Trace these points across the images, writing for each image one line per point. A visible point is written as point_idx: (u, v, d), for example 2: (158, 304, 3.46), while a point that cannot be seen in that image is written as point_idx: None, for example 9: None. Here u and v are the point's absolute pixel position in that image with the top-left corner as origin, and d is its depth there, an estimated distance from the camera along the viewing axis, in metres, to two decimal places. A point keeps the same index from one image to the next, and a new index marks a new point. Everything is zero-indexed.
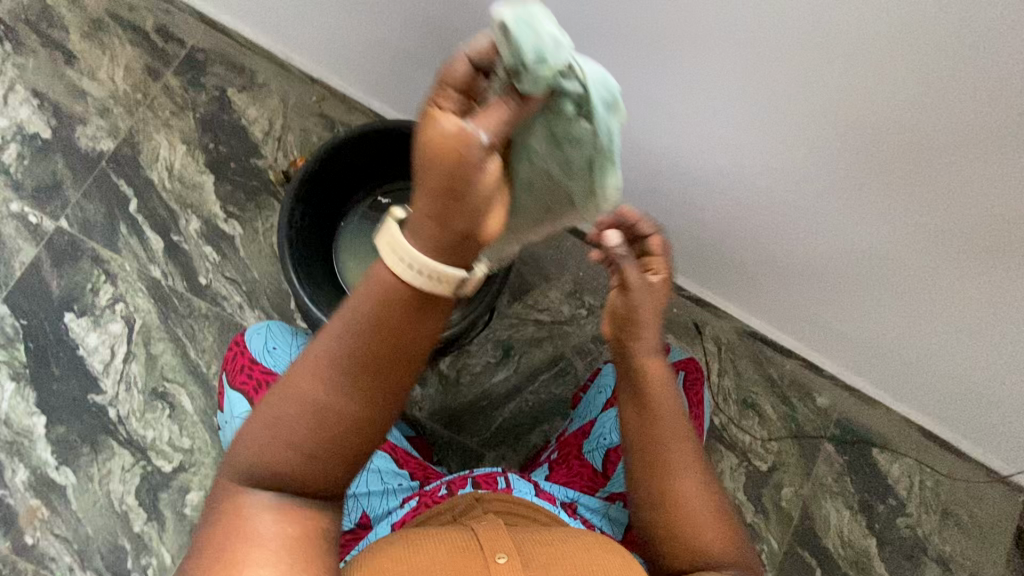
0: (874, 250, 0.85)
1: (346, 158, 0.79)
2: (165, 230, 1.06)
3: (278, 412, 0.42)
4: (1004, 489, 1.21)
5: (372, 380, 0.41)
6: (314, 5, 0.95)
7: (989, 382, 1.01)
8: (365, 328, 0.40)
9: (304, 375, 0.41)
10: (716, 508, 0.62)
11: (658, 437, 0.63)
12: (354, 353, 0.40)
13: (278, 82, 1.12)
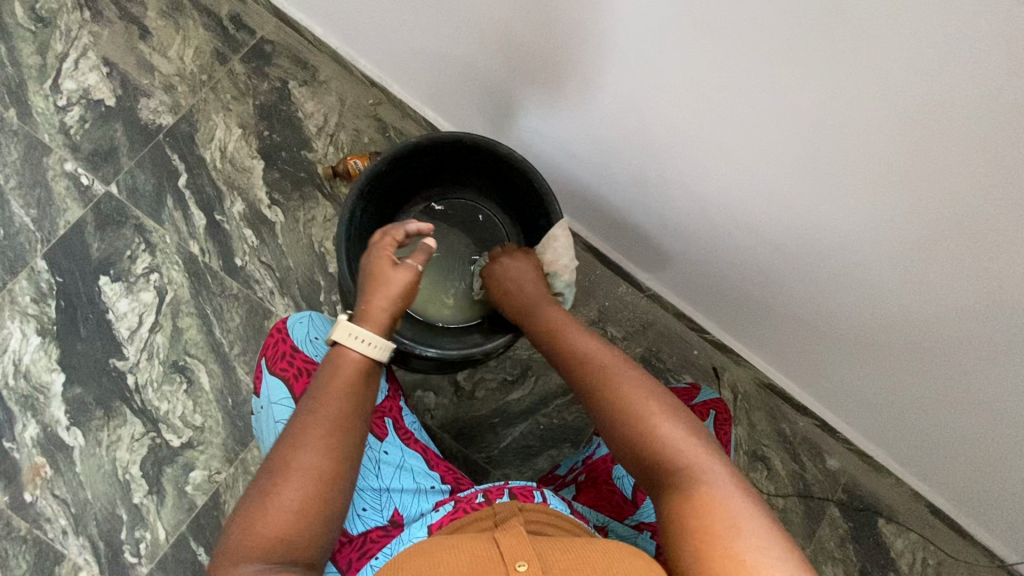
0: (907, 319, 0.86)
1: (412, 160, 0.81)
2: (210, 208, 1.08)
3: (271, 489, 0.56)
4: None
5: (344, 436, 0.60)
6: (388, 14, 0.98)
7: (1005, 467, 1.00)
8: (334, 402, 0.61)
9: (290, 451, 0.58)
10: (684, 431, 0.59)
11: (593, 383, 0.64)
12: (331, 419, 0.60)
13: (339, 81, 1.15)
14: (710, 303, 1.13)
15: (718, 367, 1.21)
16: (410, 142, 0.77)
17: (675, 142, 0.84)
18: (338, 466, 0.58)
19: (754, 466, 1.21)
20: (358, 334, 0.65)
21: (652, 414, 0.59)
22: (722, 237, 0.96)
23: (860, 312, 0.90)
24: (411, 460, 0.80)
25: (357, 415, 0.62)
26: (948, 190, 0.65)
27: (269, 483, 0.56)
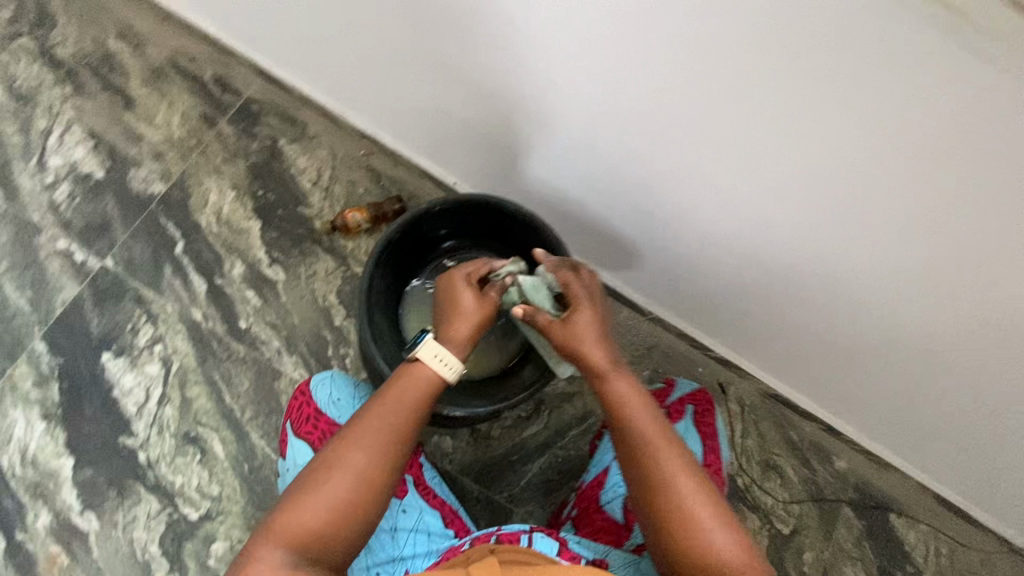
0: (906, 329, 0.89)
1: (422, 223, 0.83)
2: (210, 273, 1.08)
3: (326, 481, 0.59)
4: (1017, 559, 1.23)
5: (402, 452, 0.62)
6: (375, 71, 1.00)
7: (1006, 457, 1.04)
8: (402, 416, 0.63)
9: (353, 450, 0.60)
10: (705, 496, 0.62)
11: (653, 469, 0.63)
12: (394, 432, 0.62)
13: (329, 135, 1.16)
14: (712, 322, 1.16)
15: (723, 382, 1.24)
16: (427, 206, 0.80)
17: (671, 184, 0.87)
18: (391, 477, 0.61)
19: (767, 476, 1.24)
20: (442, 358, 0.66)
21: (702, 519, 0.60)
22: (720, 264, 0.98)
23: (857, 325, 0.94)
24: (428, 520, 0.81)
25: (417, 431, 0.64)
26: (933, 229, 0.68)
27: (326, 473, 0.59)
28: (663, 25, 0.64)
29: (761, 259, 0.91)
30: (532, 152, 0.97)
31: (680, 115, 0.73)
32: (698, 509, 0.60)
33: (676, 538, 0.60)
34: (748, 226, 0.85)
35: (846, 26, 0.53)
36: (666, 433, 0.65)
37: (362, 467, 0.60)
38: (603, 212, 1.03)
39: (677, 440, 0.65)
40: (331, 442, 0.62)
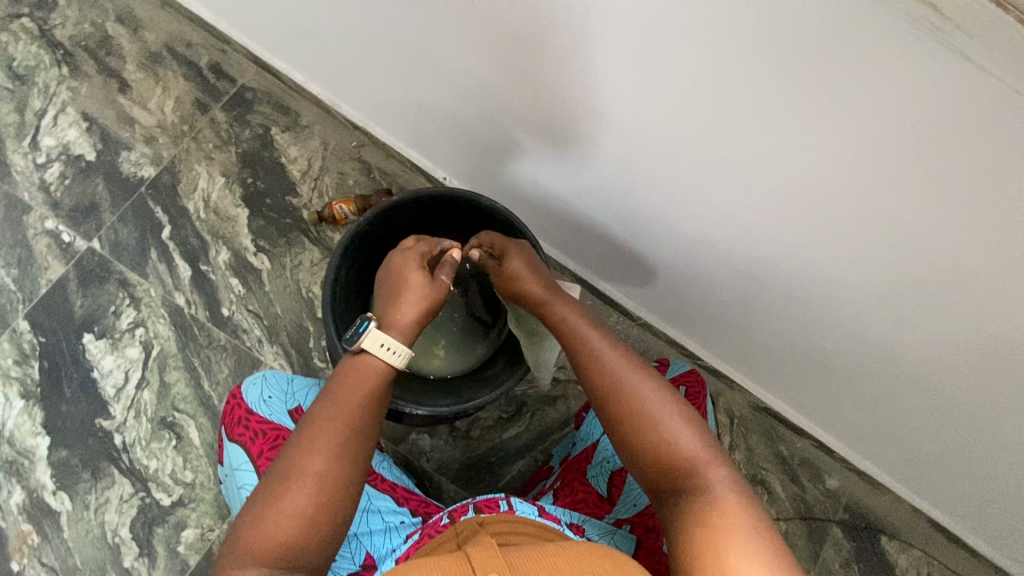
0: (898, 356, 0.85)
1: (393, 218, 0.83)
2: (195, 259, 1.08)
3: (284, 493, 0.56)
4: None
5: (357, 444, 0.61)
6: (365, 62, 0.98)
7: (1005, 488, 1.00)
8: (353, 410, 0.62)
9: (306, 455, 0.58)
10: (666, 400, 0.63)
11: (613, 382, 0.64)
12: (348, 427, 0.61)
13: (321, 125, 1.16)
14: (703, 331, 1.13)
15: (713, 393, 1.21)
16: (394, 198, 0.79)
17: (655, 190, 0.83)
18: (348, 475, 0.59)
19: (754, 491, 1.20)
20: (386, 344, 0.67)
21: (667, 421, 0.61)
22: (708, 274, 0.95)
23: (848, 344, 0.90)
24: (378, 502, 0.80)
25: (370, 424, 0.63)
26: (925, 253, 0.63)
27: (284, 486, 0.56)
28: (619, 39, 0.62)
29: (754, 271, 0.87)
30: (518, 150, 0.94)
31: (649, 122, 0.71)
32: (661, 414, 0.62)
33: (646, 445, 0.61)
34: (737, 235, 0.81)
35: (805, 46, 0.50)
36: (623, 351, 0.67)
37: (318, 470, 0.57)
38: (591, 216, 0.99)
39: (635, 356, 0.67)
40: (284, 454, 0.60)
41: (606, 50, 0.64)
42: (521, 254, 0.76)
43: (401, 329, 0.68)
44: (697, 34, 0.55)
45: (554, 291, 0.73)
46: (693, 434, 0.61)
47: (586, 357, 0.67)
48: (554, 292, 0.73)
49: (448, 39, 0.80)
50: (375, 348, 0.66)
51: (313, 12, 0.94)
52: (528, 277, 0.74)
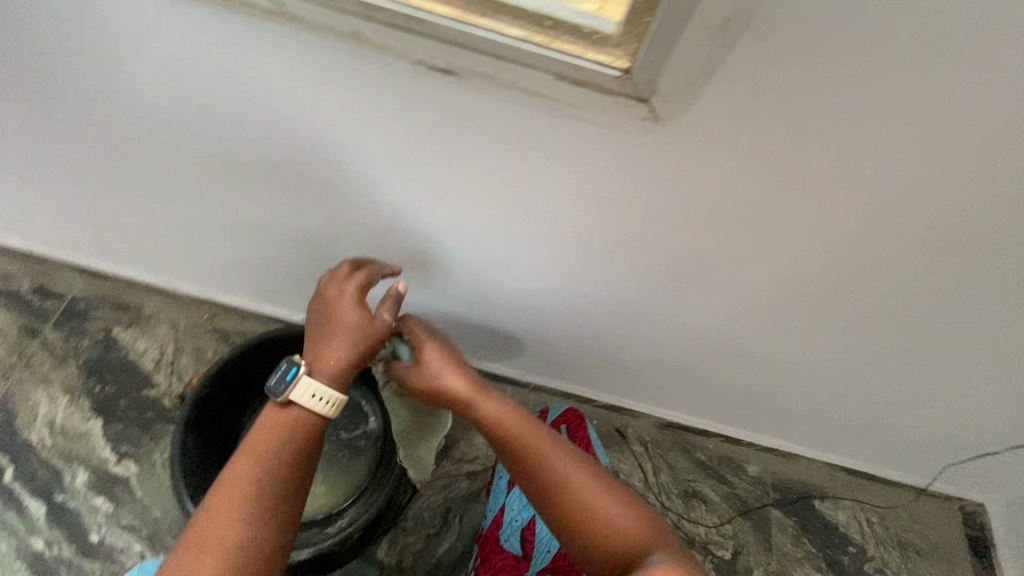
0: (752, 347, 0.92)
1: (240, 372, 0.85)
2: (48, 492, 0.98)
3: (187, 558, 0.51)
4: (935, 500, 1.27)
5: (284, 493, 0.57)
6: (182, 249, 0.99)
7: (891, 423, 1.08)
8: (272, 468, 0.57)
9: (218, 515, 0.54)
10: (598, 482, 0.63)
11: (533, 452, 0.65)
12: (266, 486, 0.56)
13: (165, 309, 1.14)
14: (594, 376, 1.18)
15: (621, 427, 1.27)
16: (223, 359, 0.81)
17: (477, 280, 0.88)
18: (269, 537, 0.54)
19: (692, 504, 1.24)
20: (317, 393, 0.62)
21: (589, 485, 0.62)
22: (568, 330, 1.00)
23: (707, 354, 0.96)
24: None
25: (295, 482, 0.58)
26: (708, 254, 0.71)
27: (189, 551, 0.52)
28: (381, 175, 0.67)
29: (598, 318, 0.92)
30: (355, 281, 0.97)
31: (441, 226, 0.76)
32: (581, 481, 0.62)
33: (571, 514, 0.60)
34: (564, 295, 0.87)
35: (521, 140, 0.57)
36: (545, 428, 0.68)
37: (232, 533, 0.53)
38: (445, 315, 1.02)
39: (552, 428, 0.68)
40: (196, 517, 0.55)
41: (371, 188, 0.70)
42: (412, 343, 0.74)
43: (336, 374, 0.64)
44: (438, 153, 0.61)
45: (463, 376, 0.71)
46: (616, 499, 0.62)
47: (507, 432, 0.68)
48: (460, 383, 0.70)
49: (235, 212, 0.82)
50: (303, 399, 0.61)
51: (110, 220, 0.94)
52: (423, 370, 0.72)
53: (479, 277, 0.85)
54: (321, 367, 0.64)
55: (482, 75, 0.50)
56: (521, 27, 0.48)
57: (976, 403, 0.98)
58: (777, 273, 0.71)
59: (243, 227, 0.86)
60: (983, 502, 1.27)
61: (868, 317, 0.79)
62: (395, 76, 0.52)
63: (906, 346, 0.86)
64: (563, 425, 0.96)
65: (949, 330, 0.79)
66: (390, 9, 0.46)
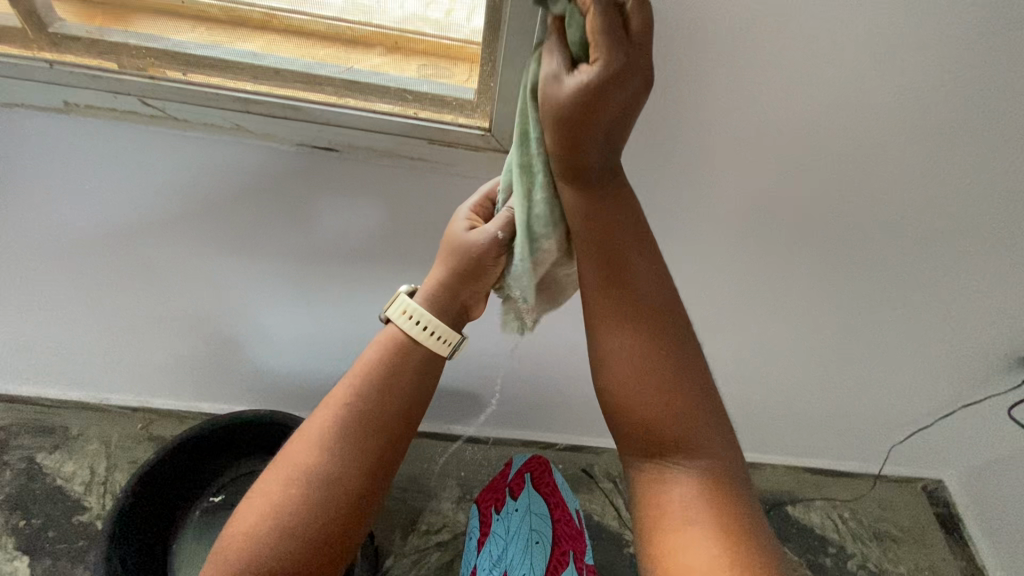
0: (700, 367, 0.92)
1: (165, 475, 0.81)
2: None
3: (274, 484, 0.47)
4: (900, 483, 1.22)
5: (365, 436, 0.49)
6: (103, 365, 0.91)
7: (851, 427, 1.08)
8: (357, 399, 0.49)
9: (300, 443, 0.48)
10: (704, 391, 0.52)
11: (612, 311, 0.52)
12: (349, 420, 0.49)
13: (95, 426, 1.05)
14: (557, 432, 1.13)
15: (587, 466, 1.16)
16: (155, 454, 0.79)
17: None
18: (352, 476, 0.47)
19: None
20: (413, 315, 0.52)
21: (665, 387, 0.51)
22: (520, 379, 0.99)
23: None
24: None
25: (385, 420, 0.50)
26: None
27: (274, 474, 0.47)
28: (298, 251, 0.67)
29: (540, 356, 0.93)
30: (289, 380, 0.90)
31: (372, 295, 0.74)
32: (671, 388, 0.51)
33: (641, 404, 0.52)
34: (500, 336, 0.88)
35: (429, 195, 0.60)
36: (652, 270, 0.53)
37: (317, 465, 0.47)
38: None
39: (658, 281, 0.53)
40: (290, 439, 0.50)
41: (281, 267, 0.69)
42: (550, 49, 0.42)
43: (434, 299, 0.53)
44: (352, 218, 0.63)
45: (580, 118, 0.42)
46: (694, 401, 0.51)
47: (599, 263, 0.51)
48: (574, 134, 0.43)
49: (147, 313, 0.79)
50: (400, 320, 0.53)
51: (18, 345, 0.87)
52: (557, 99, 0.42)
53: None
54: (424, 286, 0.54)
55: (361, 148, 0.55)
56: (388, 102, 0.54)
57: (922, 387, 0.97)
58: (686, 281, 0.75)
59: (158, 327, 0.81)
60: (941, 478, 1.21)
61: (785, 314, 0.81)
62: (284, 159, 0.56)
63: (838, 337, 0.85)
64: (527, 475, 0.86)
65: (866, 317, 0.81)
66: (266, 104, 0.51)
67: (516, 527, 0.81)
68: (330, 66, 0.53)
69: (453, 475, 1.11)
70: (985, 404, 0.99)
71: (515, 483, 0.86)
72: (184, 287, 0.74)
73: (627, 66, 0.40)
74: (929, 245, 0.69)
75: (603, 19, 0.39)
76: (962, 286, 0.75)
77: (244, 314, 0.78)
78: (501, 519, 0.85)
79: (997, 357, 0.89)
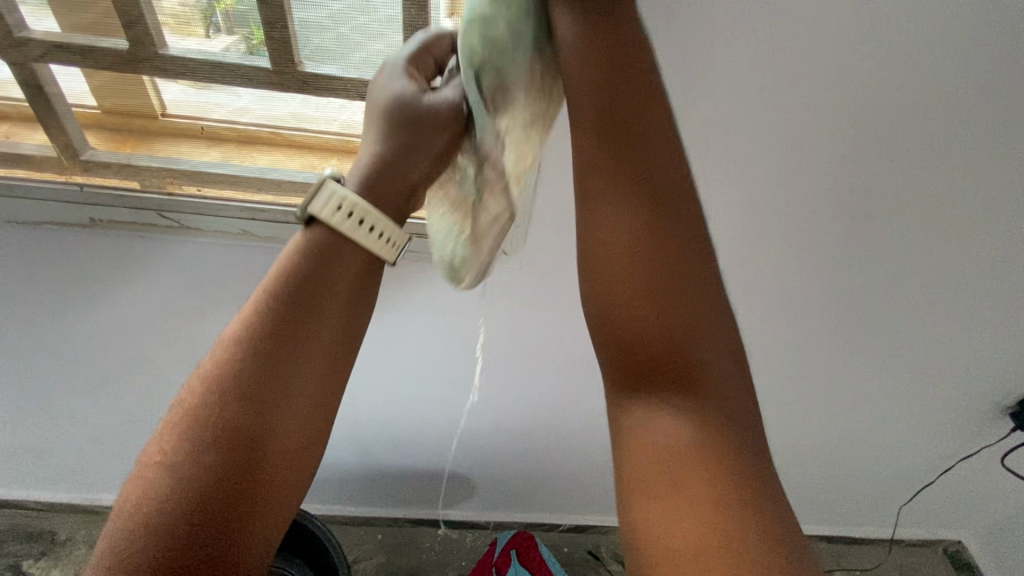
0: None
1: None
2: None
3: (190, 409, 0.35)
4: (921, 549, 1.18)
5: (308, 346, 0.37)
6: (100, 462, 0.91)
7: (858, 489, 1.06)
8: (286, 314, 0.37)
9: (210, 381, 0.35)
10: (706, 297, 0.42)
11: (608, 182, 0.43)
12: (272, 351, 0.36)
13: (84, 529, 1.02)
14: (560, 509, 1.10)
15: (593, 547, 1.12)
16: None
17: (410, 417, 0.90)
18: (296, 420, 0.36)
19: None
20: (344, 204, 0.40)
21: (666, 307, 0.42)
22: (518, 455, 0.98)
23: None
24: None
25: (325, 341, 0.38)
26: None
27: (188, 417, 0.35)
28: None
29: (536, 431, 0.93)
30: None
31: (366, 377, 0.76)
32: (676, 280, 0.42)
33: (625, 329, 0.43)
34: (495, 411, 0.89)
35: None
36: (662, 145, 0.43)
37: (238, 380, 0.35)
38: (390, 465, 0.99)
39: (665, 163, 0.43)
40: (187, 384, 0.37)
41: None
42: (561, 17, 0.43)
43: (376, 174, 0.43)
44: None
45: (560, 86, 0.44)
46: (701, 326, 0.42)
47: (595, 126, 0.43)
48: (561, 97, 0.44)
49: (145, 406, 0.80)
50: (328, 213, 0.40)
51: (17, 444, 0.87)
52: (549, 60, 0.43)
53: (412, 406, 0.88)
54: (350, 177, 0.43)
55: None
56: None
57: (917, 443, 0.97)
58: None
59: (156, 420, 0.82)
60: (960, 538, 1.17)
61: (772, 375, 0.83)
62: None
63: (823, 396, 0.88)
64: (512, 552, 0.83)
65: (849, 373, 0.84)
66: (271, 211, 0.57)
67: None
68: (329, 175, 0.59)
69: (453, 564, 1.07)
70: (982, 456, 0.99)
71: (500, 561, 0.83)
72: (184, 379, 0.76)
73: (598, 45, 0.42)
74: (889, 305, 0.73)
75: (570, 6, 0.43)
76: (931, 340, 0.79)
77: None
78: None
79: (981, 407, 0.91)
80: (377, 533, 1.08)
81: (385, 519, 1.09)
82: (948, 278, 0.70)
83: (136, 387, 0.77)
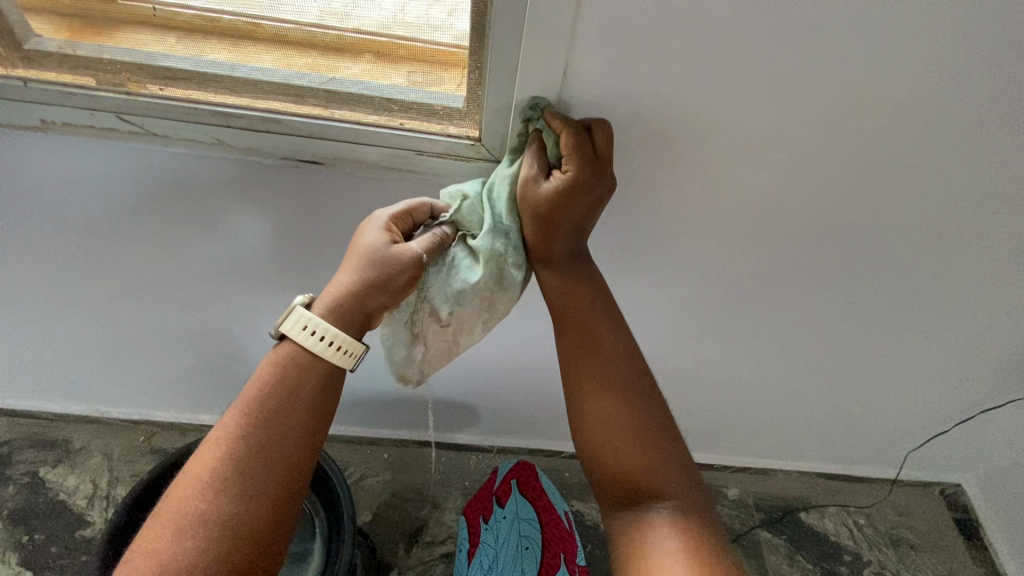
0: (709, 368, 0.90)
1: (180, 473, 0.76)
2: None
3: (189, 478, 0.45)
4: (917, 489, 1.19)
5: (277, 439, 0.46)
6: (106, 376, 0.90)
7: (867, 432, 1.05)
8: (253, 430, 0.46)
9: (206, 457, 0.45)
10: (666, 439, 0.59)
11: (591, 372, 0.60)
12: (249, 439, 0.45)
13: (99, 438, 1.04)
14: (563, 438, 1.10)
15: None
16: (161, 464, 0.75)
17: None
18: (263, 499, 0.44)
19: None
20: (312, 325, 0.48)
21: (647, 443, 0.58)
22: (523, 386, 0.96)
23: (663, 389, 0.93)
24: None
25: (293, 435, 0.47)
26: (635, 274, 0.72)
27: (186, 483, 0.44)
28: (295, 256, 0.66)
29: (544, 364, 0.91)
30: None
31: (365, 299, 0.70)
32: (648, 432, 0.58)
33: (624, 460, 0.58)
34: (501, 343, 0.86)
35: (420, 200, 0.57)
36: (613, 337, 0.61)
37: (222, 463, 0.44)
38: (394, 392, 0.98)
39: (624, 348, 0.61)
40: (178, 481, 0.45)
41: (278, 276, 0.68)
42: (529, 154, 0.52)
43: (339, 309, 0.50)
44: (343, 219, 0.61)
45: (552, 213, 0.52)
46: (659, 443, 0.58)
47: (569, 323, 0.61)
48: (548, 221, 0.53)
49: (141, 325, 0.77)
50: (296, 333, 0.49)
51: (20, 356, 0.86)
52: (533, 195, 0.51)
53: None
54: (321, 298, 0.51)
55: (347, 159, 0.54)
56: (372, 112, 0.53)
57: (938, 391, 0.94)
58: (690, 284, 0.73)
59: (155, 339, 0.80)
60: (960, 482, 1.18)
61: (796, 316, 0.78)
62: (271, 173, 0.56)
63: (849, 341, 0.83)
64: (512, 480, 0.82)
65: (882, 319, 0.79)
66: (247, 117, 0.51)
67: (505, 536, 0.79)
68: (313, 74, 0.51)
69: (456, 484, 1.09)
70: (1002, 407, 0.96)
71: (501, 490, 0.83)
72: (178, 299, 0.72)
73: (592, 175, 0.50)
74: (940, 248, 0.66)
75: (577, 141, 0.48)
76: (978, 287, 0.72)
77: (242, 326, 0.77)
78: (489, 528, 0.81)
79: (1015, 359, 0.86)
80: (382, 453, 1.10)
81: (391, 440, 1.10)
82: (1012, 220, 0.62)
83: (129, 305, 0.74)
